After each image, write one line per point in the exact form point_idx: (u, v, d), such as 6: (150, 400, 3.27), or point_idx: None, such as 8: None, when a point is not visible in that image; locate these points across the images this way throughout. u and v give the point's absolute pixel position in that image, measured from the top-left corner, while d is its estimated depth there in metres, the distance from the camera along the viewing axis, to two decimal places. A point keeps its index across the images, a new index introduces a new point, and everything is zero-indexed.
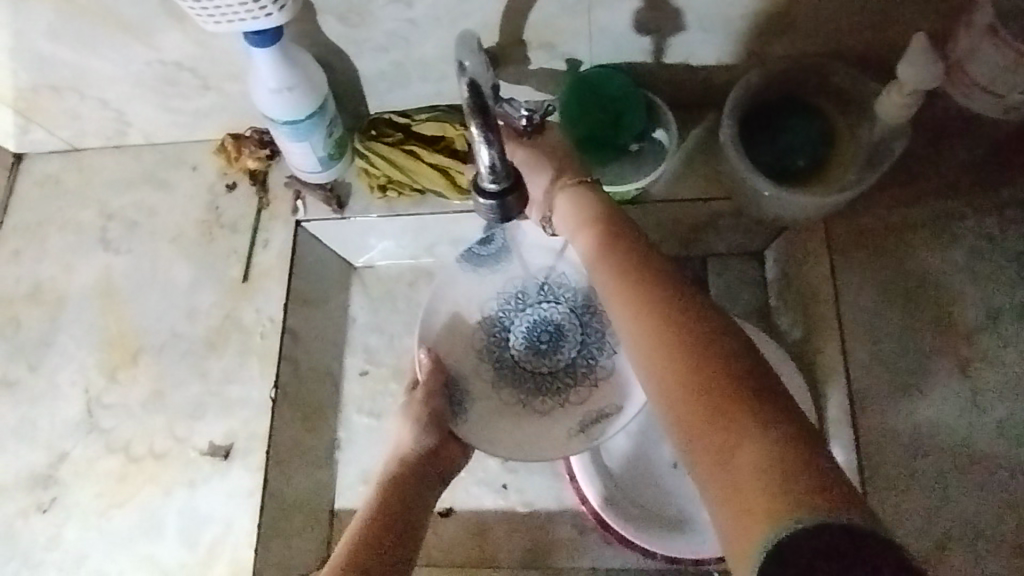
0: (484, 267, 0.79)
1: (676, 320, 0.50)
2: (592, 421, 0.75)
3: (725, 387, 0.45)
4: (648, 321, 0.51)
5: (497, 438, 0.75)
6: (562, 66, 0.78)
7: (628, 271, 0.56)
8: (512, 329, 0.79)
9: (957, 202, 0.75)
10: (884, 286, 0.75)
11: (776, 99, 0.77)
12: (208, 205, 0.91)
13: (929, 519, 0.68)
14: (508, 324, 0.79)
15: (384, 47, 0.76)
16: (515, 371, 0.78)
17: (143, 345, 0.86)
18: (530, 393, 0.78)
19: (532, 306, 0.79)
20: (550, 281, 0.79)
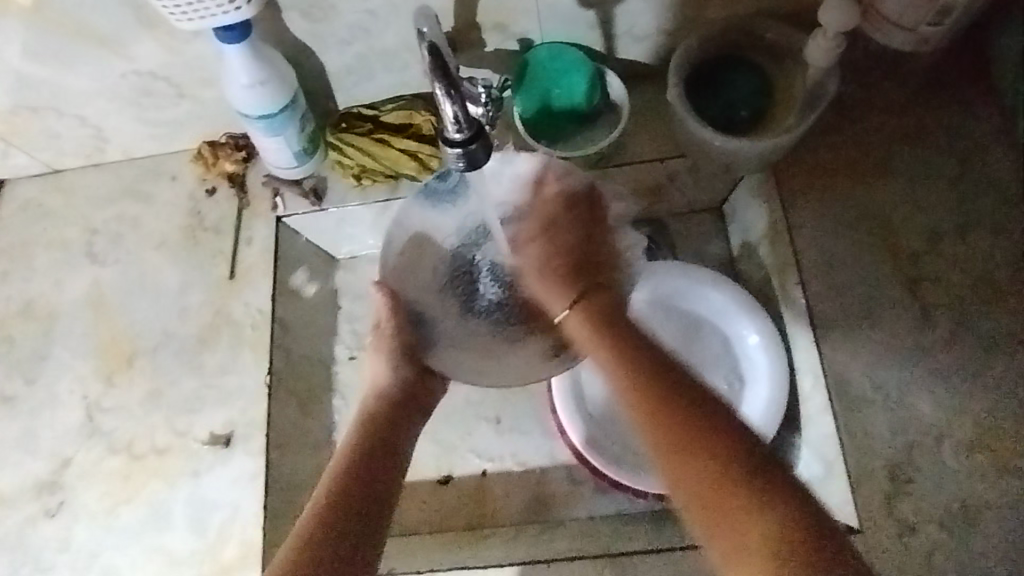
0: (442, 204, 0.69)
1: (653, 371, 0.57)
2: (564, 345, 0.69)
3: (698, 441, 0.52)
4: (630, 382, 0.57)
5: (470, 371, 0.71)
6: (515, 46, 0.83)
7: (605, 329, 0.63)
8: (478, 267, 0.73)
9: (890, 141, 0.81)
10: (831, 219, 0.80)
11: (717, 59, 0.83)
12: (190, 211, 0.94)
13: (892, 429, 0.73)
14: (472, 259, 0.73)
15: (347, 41, 0.80)
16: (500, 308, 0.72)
17: (138, 348, 0.89)
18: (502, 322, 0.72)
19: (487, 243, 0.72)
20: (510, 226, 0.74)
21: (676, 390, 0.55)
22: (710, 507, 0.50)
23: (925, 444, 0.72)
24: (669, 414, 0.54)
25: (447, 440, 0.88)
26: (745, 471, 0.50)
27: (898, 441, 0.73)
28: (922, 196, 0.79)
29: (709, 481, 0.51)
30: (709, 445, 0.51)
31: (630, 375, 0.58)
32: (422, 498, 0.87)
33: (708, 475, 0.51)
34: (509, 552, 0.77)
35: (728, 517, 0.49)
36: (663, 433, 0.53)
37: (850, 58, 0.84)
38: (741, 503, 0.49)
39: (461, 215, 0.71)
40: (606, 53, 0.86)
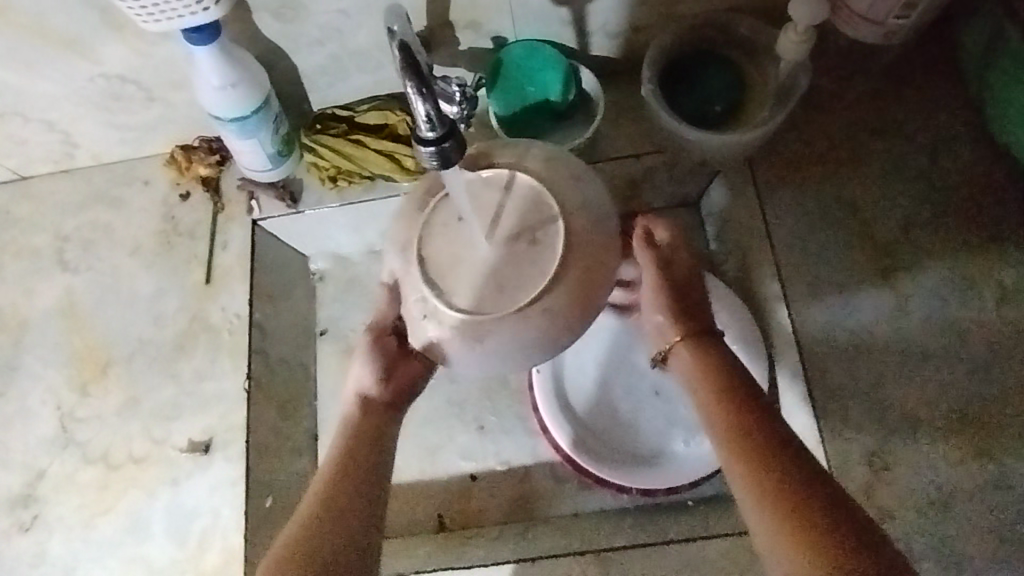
0: None
1: (767, 453, 0.57)
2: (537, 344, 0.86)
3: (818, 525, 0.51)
4: (737, 445, 0.58)
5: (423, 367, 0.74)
6: (489, 44, 0.83)
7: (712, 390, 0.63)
8: None
9: (862, 133, 0.82)
10: (807, 212, 0.81)
11: (690, 54, 0.84)
12: (163, 216, 0.92)
13: (871, 416, 0.74)
14: None
15: (319, 41, 0.80)
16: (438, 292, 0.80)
17: (113, 356, 0.87)
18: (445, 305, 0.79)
19: None
20: None
21: (780, 464, 0.56)
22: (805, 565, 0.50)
23: (903, 430, 0.73)
24: (787, 498, 0.53)
25: (431, 442, 0.88)
26: (852, 546, 0.49)
27: (876, 427, 0.73)
28: (895, 186, 0.80)
29: (813, 544, 0.50)
30: (815, 514, 0.52)
31: (741, 445, 0.58)
32: (406, 500, 0.86)
33: (811, 539, 0.51)
34: (495, 552, 0.77)
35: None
36: (762, 487, 0.55)
37: (820, 51, 0.85)
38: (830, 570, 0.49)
39: None
40: (580, 50, 0.86)
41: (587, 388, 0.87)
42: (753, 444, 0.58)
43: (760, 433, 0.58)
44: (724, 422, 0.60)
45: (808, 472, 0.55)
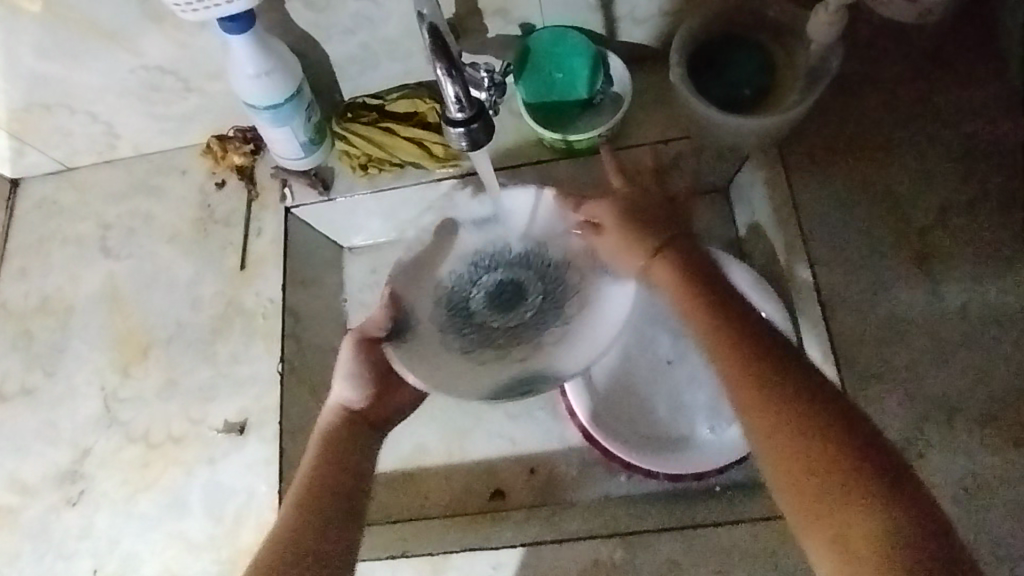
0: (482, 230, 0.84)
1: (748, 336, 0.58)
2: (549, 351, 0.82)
3: (800, 409, 0.53)
4: (722, 347, 0.58)
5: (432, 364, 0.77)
6: (516, 31, 0.84)
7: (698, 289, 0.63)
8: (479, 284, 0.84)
9: (896, 113, 0.81)
10: (840, 197, 0.79)
11: (719, 40, 0.84)
12: (200, 204, 0.95)
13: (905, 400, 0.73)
14: (477, 278, 0.84)
15: (350, 30, 0.81)
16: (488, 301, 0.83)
17: (153, 340, 0.90)
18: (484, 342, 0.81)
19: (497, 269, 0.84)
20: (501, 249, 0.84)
21: (776, 361, 0.56)
22: (817, 484, 0.51)
23: (935, 413, 0.72)
24: (773, 391, 0.54)
25: (458, 426, 0.89)
26: (853, 457, 0.50)
27: (909, 408, 0.72)
28: (930, 168, 0.79)
29: (820, 460, 0.51)
30: (816, 417, 0.52)
31: (735, 351, 0.57)
32: (434, 482, 0.87)
33: (820, 452, 0.51)
34: (522, 533, 0.77)
35: (840, 500, 0.50)
36: (763, 399, 0.54)
37: (851, 33, 0.84)
38: (841, 485, 0.50)
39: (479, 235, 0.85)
40: (607, 36, 0.86)
41: (612, 369, 0.88)
42: (735, 341, 0.58)
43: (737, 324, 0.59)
44: (714, 331, 0.60)
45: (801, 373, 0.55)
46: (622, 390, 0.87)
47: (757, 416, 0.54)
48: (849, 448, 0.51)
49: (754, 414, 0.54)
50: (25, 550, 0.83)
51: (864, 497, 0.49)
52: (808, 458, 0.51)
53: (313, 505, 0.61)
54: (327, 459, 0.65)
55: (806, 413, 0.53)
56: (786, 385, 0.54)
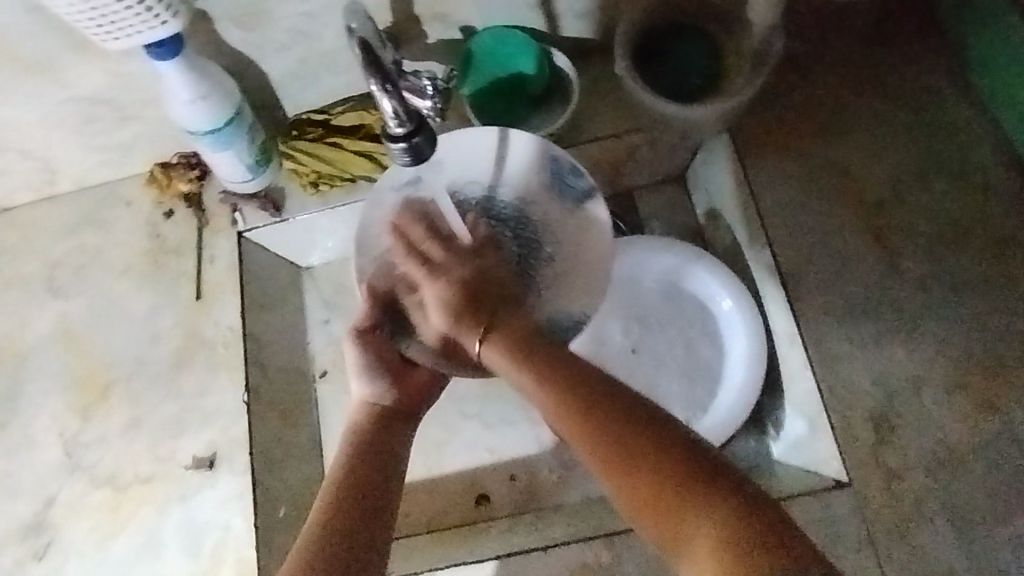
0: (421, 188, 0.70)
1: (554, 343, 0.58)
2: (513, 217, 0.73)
3: (621, 404, 0.51)
4: (523, 374, 0.56)
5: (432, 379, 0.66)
6: (458, 35, 0.83)
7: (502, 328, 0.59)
8: (443, 250, 0.69)
9: (845, 90, 0.81)
10: (797, 176, 0.79)
11: (662, 28, 0.83)
12: (150, 235, 0.92)
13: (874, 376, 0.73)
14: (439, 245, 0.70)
15: (286, 46, 0.79)
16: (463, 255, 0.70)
17: (112, 379, 0.87)
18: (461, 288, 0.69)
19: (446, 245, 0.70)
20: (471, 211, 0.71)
21: (598, 392, 0.53)
22: (651, 499, 0.48)
23: (905, 385, 0.73)
24: (588, 411, 0.52)
25: (434, 438, 0.88)
26: (690, 469, 0.47)
27: (880, 383, 0.73)
28: (880, 141, 0.79)
29: (631, 473, 0.49)
30: (614, 438, 0.50)
31: (538, 375, 0.55)
32: (414, 498, 0.86)
33: (629, 467, 0.49)
34: (506, 542, 0.77)
35: (671, 512, 0.47)
36: (574, 423, 0.52)
37: (794, 11, 0.83)
38: (682, 496, 0.47)
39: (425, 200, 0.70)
40: (551, 33, 0.85)
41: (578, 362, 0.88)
42: (542, 366, 0.55)
43: (543, 356, 0.56)
44: (511, 361, 0.57)
45: (626, 399, 0.52)
46: None
47: (581, 440, 0.52)
48: (683, 459, 0.48)
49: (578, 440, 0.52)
50: None
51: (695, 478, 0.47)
52: (624, 472, 0.49)
53: (340, 503, 0.54)
54: (354, 462, 0.57)
55: (610, 433, 0.50)
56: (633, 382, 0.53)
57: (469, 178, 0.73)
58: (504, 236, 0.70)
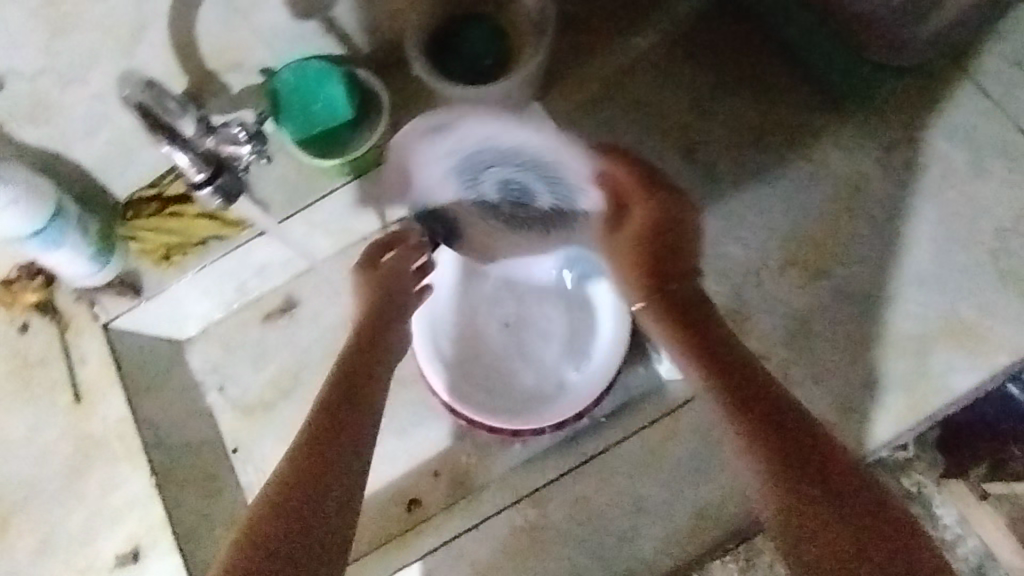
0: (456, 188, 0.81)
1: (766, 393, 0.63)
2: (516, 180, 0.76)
3: (814, 466, 0.58)
4: (716, 382, 0.66)
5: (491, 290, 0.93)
6: (260, 78, 0.86)
7: (692, 330, 0.70)
8: (484, 184, 0.78)
9: (626, 35, 0.89)
10: (607, 124, 0.88)
11: (445, 23, 0.88)
12: (8, 354, 0.89)
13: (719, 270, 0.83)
14: (478, 182, 0.78)
15: (88, 131, 0.79)
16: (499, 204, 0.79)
17: (8, 508, 0.84)
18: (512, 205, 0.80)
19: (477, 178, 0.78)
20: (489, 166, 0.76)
21: (747, 393, 0.64)
22: (829, 543, 0.53)
23: (747, 271, 0.83)
24: (763, 430, 0.61)
25: None
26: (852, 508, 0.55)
27: (726, 276, 0.83)
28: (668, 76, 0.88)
29: (802, 513, 0.56)
30: (773, 445, 0.59)
31: (719, 377, 0.66)
32: None
33: (796, 499, 0.56)
34: (443, 532, 0.79)
35: (844, 558, 0.52)
36: (752, 436, 0.61)
37: None
38: (856, 539, 0.53)
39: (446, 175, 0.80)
40: (347, 53, 0.89)
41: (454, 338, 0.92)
42: (718, 363, 0.66)
43: (718, 355, 0.67)
44: (692, 355, 0.68)
45: (783, 424, 0.61)
46: (470, 352, 0.92)
47: (751, 446, 0.60)
48: (849, 506, 0.55)
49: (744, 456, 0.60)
50: None
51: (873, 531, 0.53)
52: (790, 496, 0.57)
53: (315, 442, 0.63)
54: (339, 377, 0.70)
55: (773, 441, 0.60)
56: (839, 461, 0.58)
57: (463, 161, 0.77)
58: (510, 177, 0.76)
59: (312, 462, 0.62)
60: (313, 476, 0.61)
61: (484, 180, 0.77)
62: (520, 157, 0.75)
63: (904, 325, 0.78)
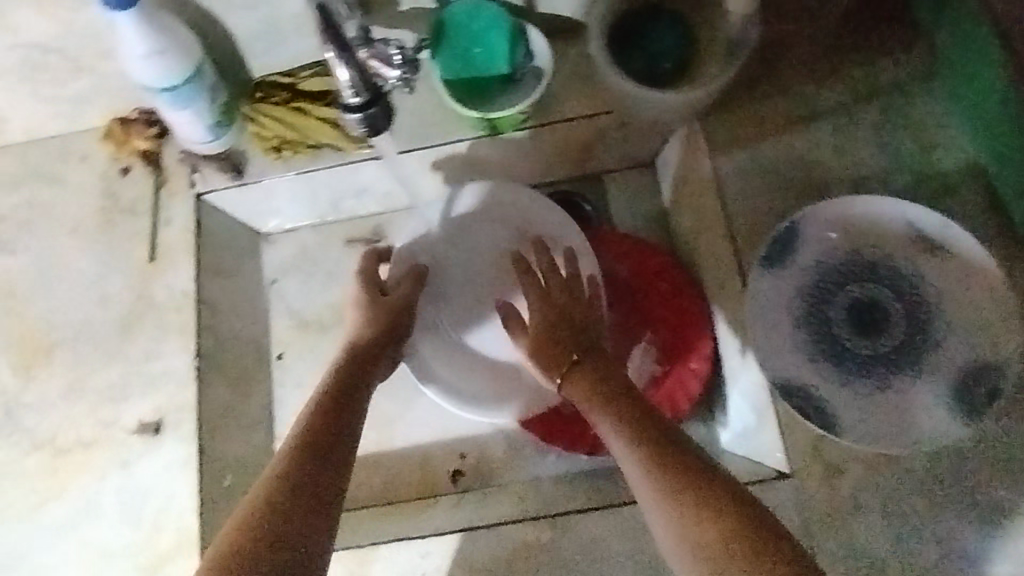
0: (784, 257, 0.76)
1: (661, 443, 0.60)
2: (843, 290, 0.76)
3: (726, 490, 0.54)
4: (636, 446, 0.60)
5: (752, 328, 0.75)
6: (431, 3, 0.81)
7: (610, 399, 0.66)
8: (843, 289, 0.76)
9: (815, 83, 0.81)
10: (761, 168, 0.80)
11: (641, 11, 0.83)
12: (104, 193, 0.89)
13: (834, 360, 0.74)
14: (844, 279, 0.76)
15: (251, 4, 0.77)
16: (819, 316, 0.75)
17: (58, 339, 0.84)
18: (838, 291, 0.76)
19: (872, 290, 0.76)
20: (891, 319, 0.75)
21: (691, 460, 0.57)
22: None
23: (858, 368, 0.73)
24: (695, 480, 0.55)
25: (385, 414, 0.87)
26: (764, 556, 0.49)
27: (837, 366, 0.74)
28: (841, 143, 0.79)
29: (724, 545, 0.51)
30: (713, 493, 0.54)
31: (641, 438, 0.61)
32: (362, 474, 0.85)
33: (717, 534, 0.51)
34: (451, 518, 0.77)
35: None
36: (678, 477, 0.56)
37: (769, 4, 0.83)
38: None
39: (792, 282, 0.76)
40: (526, 8, 0.84)
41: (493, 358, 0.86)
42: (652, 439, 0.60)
43: (661, 430, 0.61)
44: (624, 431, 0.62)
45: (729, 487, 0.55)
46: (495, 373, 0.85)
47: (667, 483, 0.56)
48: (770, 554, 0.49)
49: (661, 497, 0.56)
50: None
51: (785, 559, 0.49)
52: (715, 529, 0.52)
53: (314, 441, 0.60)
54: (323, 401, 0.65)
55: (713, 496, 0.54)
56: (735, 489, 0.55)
57: (815, 284, 0.76)
58: (875, 291, 0.76)
59: (309, 478, 0.56)
60: (312, 488, 0.56)
61: (841, 294, 0.76)
62: (926, 293, 0.74)
63: (1006, 493, 0.69)
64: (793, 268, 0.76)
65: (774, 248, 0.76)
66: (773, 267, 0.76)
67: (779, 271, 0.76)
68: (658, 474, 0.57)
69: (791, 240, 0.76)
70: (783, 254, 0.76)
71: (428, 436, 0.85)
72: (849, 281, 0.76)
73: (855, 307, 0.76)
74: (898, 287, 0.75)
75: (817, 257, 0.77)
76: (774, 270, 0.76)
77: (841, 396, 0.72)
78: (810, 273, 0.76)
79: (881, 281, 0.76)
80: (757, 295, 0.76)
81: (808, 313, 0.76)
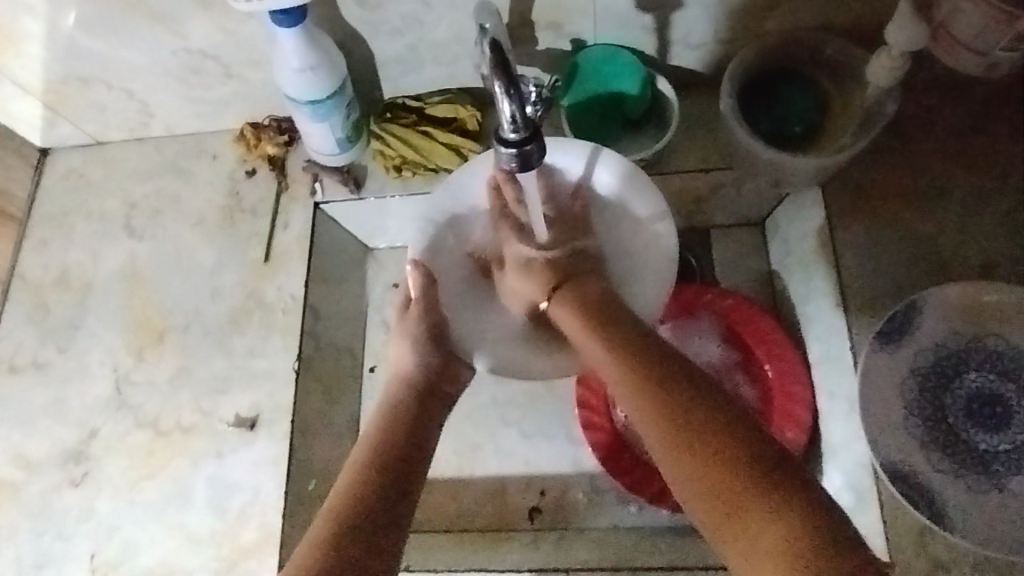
0: (899, 336, 0.73)
1: (646, 359, 0.58)
2: (960, 379, 0.73)
3: (706, 423, 0.50)
4: (617, 366, 0.58)
5: (865, 408, 0.71)
6: (567, 47, 0.83)
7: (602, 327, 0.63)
8: (959, 377, 0.73)
9: (946, 163, 0.80)
10: (882, 243, 0.78)
11: (771, 71, 0.83)
12: (229, 191, 0.93)
13: (947, 452, 0.70)
14: (962, 367, 0.73)
15: (399, 30, 0.80)
16: (931, 402, 0.72)
17: (170, 325, 0.88)
18: (954, 378, 0.73)
19: (991, 381, 0.72)
20: (1011, 417, 0.71)
21: (663, 371, 0.56)
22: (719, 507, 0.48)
23: (973, 465, 0.70)
24: (666, 398, 0.53)
25: (470, 440, 0.87)
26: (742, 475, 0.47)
27: (950, 460, 0.70)
28: (971, 225, 0.77)
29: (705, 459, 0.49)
30: (692, 420, 0.51)
31: (618, 356, 0.59)
32: (442, 496, 0.85)
33: (687, 450, 0.50)
34: (529, 558, 0.77)
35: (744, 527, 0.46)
36: (648, 394, 0.55)
37: (909, 79, 0.82)
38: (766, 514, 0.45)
39: (907, 362, 0.73)
40: (658, 58, 0.85)
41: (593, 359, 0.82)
42: (636, 367, 0.57)
43: (640, 352, 0.59)
44: (621, 363, 0.58)
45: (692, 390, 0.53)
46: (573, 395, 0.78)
47: (653, 416, 0.53)
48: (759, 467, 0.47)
49: (640, 412, 0.54)
50: (23, 528, 0.81)
51: (767, 483, 0.46)
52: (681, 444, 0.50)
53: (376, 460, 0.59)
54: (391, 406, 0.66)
55: (691, 410, 0.52)
56: (694, 405, 0.52)
57: (931, 366, 0.73)
58: (992, 383, 0.72)
59: (378, 493, 0.57)
60: (384, 505, 0.56)
61: (958, 382, 0.73)
62: None
63: None
64: (908, 347, 0.73)
65: (894, 320, 0.73)
66: (887, 345, 0.73)
67: (895, 348, 0.73)
68: (643, 391, 0.55)
69: (911, 312, 0.73)
70: (903, 330, 0.73)
71: (509, 466, 0.85)
72: (967, 370, 0.73)
73: (971, 398, 0.72)
74: (1020, 381, 0.72)
75: (936, 339, 0.73)
76: (887, 346, 0.73)
77: (954, 490, 0.69)
78: (928, 354, 0.73)
79: (1000, 373, 0.72)
80: (870, 372, 0.72)
81: (923, 397, 0.72)
